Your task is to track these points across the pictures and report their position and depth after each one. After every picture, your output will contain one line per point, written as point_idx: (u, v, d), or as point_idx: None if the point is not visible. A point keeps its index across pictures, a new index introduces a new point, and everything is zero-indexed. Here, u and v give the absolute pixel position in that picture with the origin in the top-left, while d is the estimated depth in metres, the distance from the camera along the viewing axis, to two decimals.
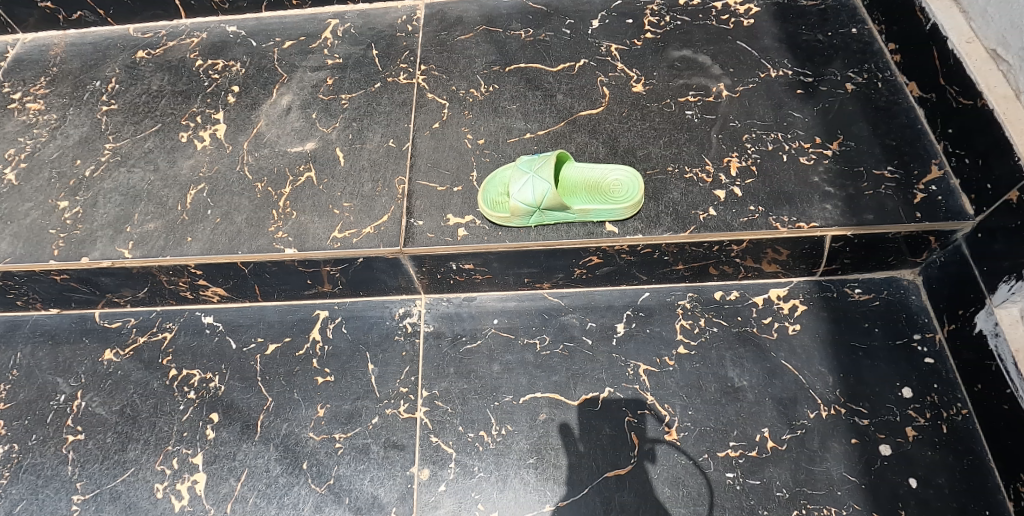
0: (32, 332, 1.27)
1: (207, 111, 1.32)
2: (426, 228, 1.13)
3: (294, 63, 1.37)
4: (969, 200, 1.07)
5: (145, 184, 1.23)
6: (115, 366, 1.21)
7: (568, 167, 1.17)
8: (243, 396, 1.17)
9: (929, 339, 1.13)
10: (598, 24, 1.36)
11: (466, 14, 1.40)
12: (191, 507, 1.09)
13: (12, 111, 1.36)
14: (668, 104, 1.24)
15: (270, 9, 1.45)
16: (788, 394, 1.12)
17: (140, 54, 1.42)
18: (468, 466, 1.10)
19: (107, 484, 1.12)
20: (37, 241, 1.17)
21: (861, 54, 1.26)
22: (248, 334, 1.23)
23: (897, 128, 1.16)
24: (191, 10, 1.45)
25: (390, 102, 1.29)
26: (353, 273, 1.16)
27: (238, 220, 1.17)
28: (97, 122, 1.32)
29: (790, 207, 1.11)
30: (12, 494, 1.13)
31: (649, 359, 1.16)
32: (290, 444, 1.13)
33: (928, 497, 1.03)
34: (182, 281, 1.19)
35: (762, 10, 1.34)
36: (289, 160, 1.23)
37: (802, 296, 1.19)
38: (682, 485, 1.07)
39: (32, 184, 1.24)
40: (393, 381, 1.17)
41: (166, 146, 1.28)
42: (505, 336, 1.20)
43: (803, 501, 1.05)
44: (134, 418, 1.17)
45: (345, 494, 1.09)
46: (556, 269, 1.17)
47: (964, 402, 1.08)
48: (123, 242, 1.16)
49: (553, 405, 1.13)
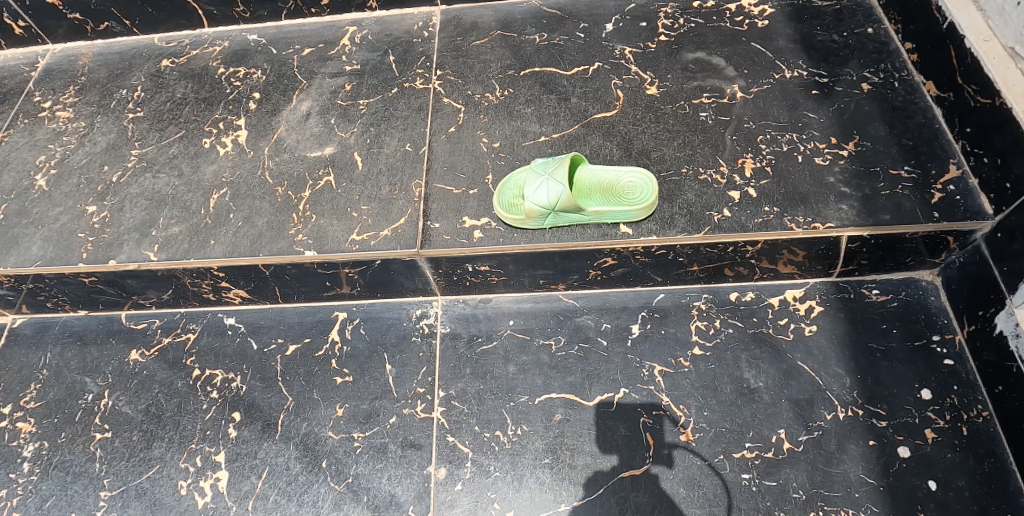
0: (61, 333, 1.30)
1: (229, 118, 1.35)
2: (443, 230, 1.14)
3: (313, 70, 1.40)
4: (988, 199, 1.06)
5: (170, 189, 1.26)
6: (141, 367, 1.25)
7: (583, 169, 1.18)
8: (264, 395, 1.20)
9: (948, 340, 1.13)
10: (611, 27, 1.38)
11: (481, 20, 1.42)
12: (213, 504, 1.12)
13: (43, 119, 1.40)
14: (683, 106, 1.25)
15: (290, 17, 1.48)
16: (804, 395, 1.12)
17: (165, 63, 1.46)
18: (484, 465, 1.11)
19: (133, 481, 1.15)
20: (67, 245, 1.21)
21: (877, 54, 1.25)
22: (269, 334, 1.26)
23: (914, 128, 1.16)
24: (213, 20, 1.49)
25: (407, 108, 1.31)
26: (370, 276, 1.19)
27: (260, 223, 1.19)
28: (123, 129, 1.36)
29: (805, 208, 1.11)
30: (42, 490, 1.16)
31: (664, 360, 1.17)
32: (309, 442, 1.15)
33: (949, 499, 1.02)
34: (206, 283, 1.21)
35: (776, 11, 1.35)
36: (308, 165, 1.26)
37: (819, 296, 1.19)
38: (698, 486, 1.07)
39: (62, 190, 1.28)
40: (410, 381, 1.19)
41: (190, 152, 1.31)
42: (521, 337, 1.21)
43: (820, 502, 1.04)
44: (159, 417, 1.20)
45: (363, 492, 1.11)
46: (571, 270, 1.18)
47: (985, 404, 1.07)
48: (148, 245, 1.19)
49: (569, 406, 1.14)
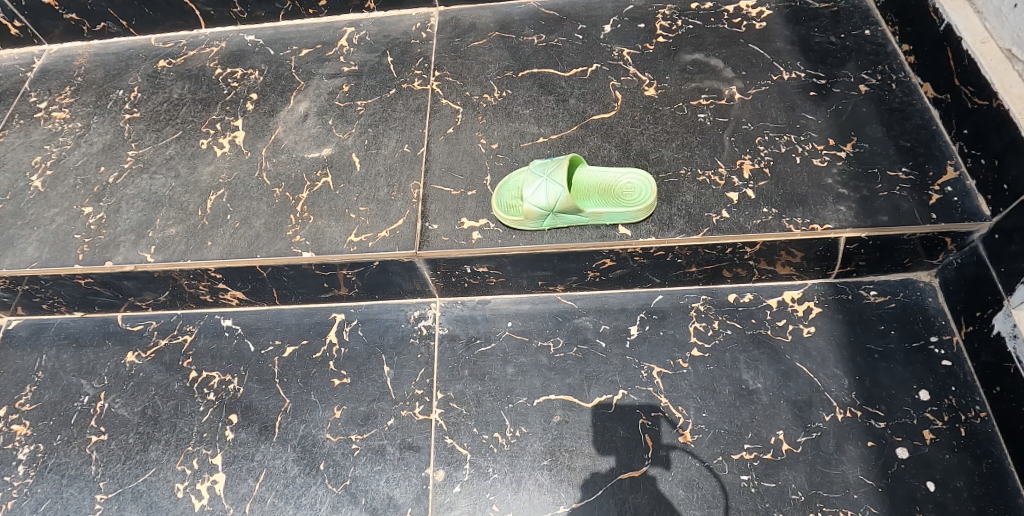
0: (57, 335, 1.30)
1: (226, 119, 1.34)
2: (441, 231, 1.14)
3: (311, 71, 1.40)
4: (985, 200, 1.07)
5: (167, 191, 1.25)
6: (137, 369, 1.24)
7: (581, 170, 1.18)
8: (261, 397, 1.19)
9: (946, 341, 1.13)
10: (610, 29, 1.38)
11: (480, 21, 1.42)
12: (210, 507, 1.11)
13: (38, 119, 1.39)
14: (681, 108, 1.25)
15: (288, 18, 1.48)
16: (803, 396, 1.12)
17: (162, 63, 1.45)
18: (482, 467, 1.11)
19: (129, 483, 1.14)
20: (63, 246, 1.20)
21: (874, 56, 1.26)
22: (267, 336, 1.25)
23: (912, 129, 1.16)
24: (211, 20, 1.48)
25: (405, 109, 1.30)
26: (368, 277, 1.18)
27: (257, 225, 1.19)
28: (120, 129, 1.36)
29: (803, 209, 1.11)
30: (37, 493, 1.15)
31: (663, 361, 1.17)
32: (307, 445, 1.15)
33: (947, 500, 1.02)
34: (203, 285, 1.21)
35: (774, 13, 1.35)
36: (306, 166, 1.25)
37: (817, 298, 1.19)
38: (697, 488, 1.07)
39: (59, 191, 1.28)
40: (408, 383, 1.18)
41: (187, 153, 1.30)
42: (520, 338, 1.21)
43: (819, 504, 1.04)
44: (156, 419, 1.19)
45: (361, 494, 1.10)
46: (569, 272, 1.18)
47: (983, 404, 1.08)
48: (145, 247, 1.18)
49: (567, 407, 1.14)
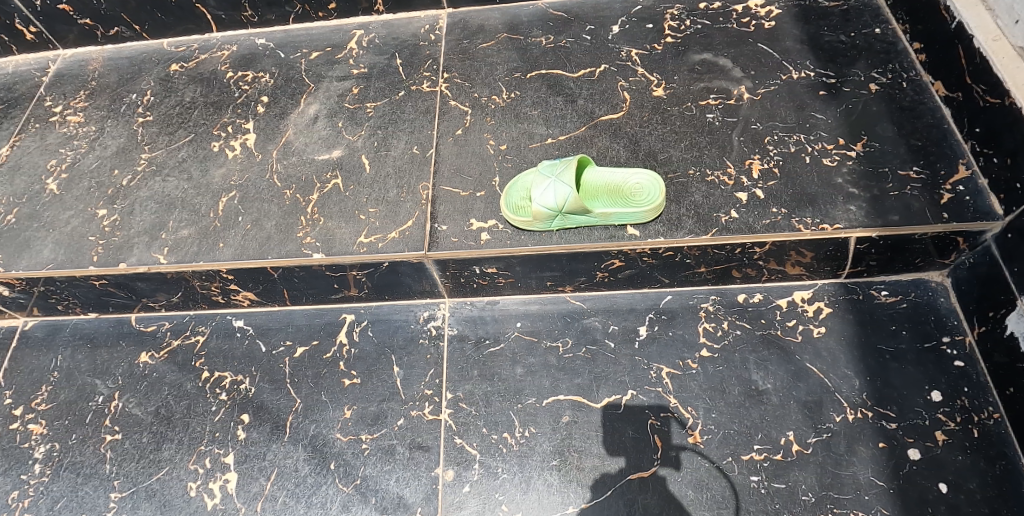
0: (73, 335, 1.32)
1: (238, 121, 1.36)
2: (450, 232, 1.14)
3: (321, 73, 1.41)
4: (998, 200, 1.06)
5: (180, 192, 1.27)
6: (151, 369, 1.25)
7: (590, 171, 1.18)
8: (272, 397, 1.20)
9: (958, 342, 1.12)
10: (618, 29, 1.38)
11: (488, 23, 1.43)
12: (222, 506, 1.12)
13: (53, 123, 1.41)
14: (689, 107, 1.25)
15: (299, 21, 1.49)
16: (814, 397, 1.11)
17: (174, 67, 1.47)
18: (492, 467, 1.11)
19: (143, 482, 1.16)
20: (77, 248, 1.21)
21: (885, 54, 1.25)
22: (277, 337, 1.26)
23: (922, 128, 1.15)
24: (222, 25, 1.50)
25: (414, 110, 1.31)
26: (379, 277, 1.19)
27: (268, 226, 1.20)
28: (133, 133, 1.37)
29: (813, 209, 1.10)
30: (53, 491, 1.17)
31: (672, 362, 1.17)
32: (318, 444, 1.16)
33: (960, 502, 1.01)
34: (215, 286, 1.22)
35: (784, 12, 1.34)
36: (316, 168, 1.26)
37: (827, 298, 1.18)
38: (706, 488, 1.07)
39: (74, 193, 1.30)
40: (418, 384, 1.19)
41: (199, 155, 1.32)
42: (528, 339, 1.21)
43: (830, 505, 1.04)
44: (169, 419, 1.20)
45: (371, 494, 1.11)
46: (578, 272, 1.18)
47: (996, 405, 1.07)
48: (158, 248, 1.20)
49: (577, 407, 1.14)
